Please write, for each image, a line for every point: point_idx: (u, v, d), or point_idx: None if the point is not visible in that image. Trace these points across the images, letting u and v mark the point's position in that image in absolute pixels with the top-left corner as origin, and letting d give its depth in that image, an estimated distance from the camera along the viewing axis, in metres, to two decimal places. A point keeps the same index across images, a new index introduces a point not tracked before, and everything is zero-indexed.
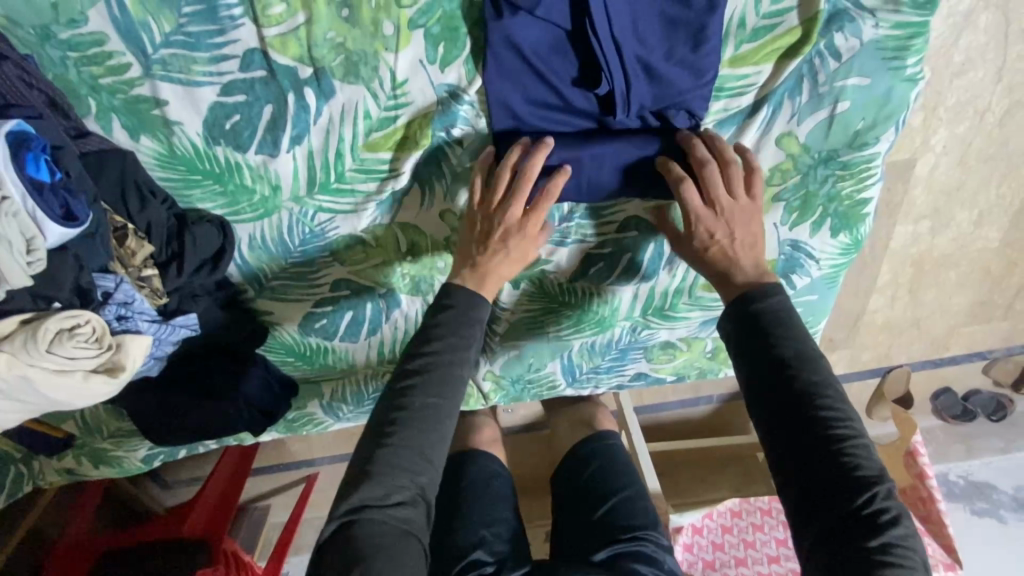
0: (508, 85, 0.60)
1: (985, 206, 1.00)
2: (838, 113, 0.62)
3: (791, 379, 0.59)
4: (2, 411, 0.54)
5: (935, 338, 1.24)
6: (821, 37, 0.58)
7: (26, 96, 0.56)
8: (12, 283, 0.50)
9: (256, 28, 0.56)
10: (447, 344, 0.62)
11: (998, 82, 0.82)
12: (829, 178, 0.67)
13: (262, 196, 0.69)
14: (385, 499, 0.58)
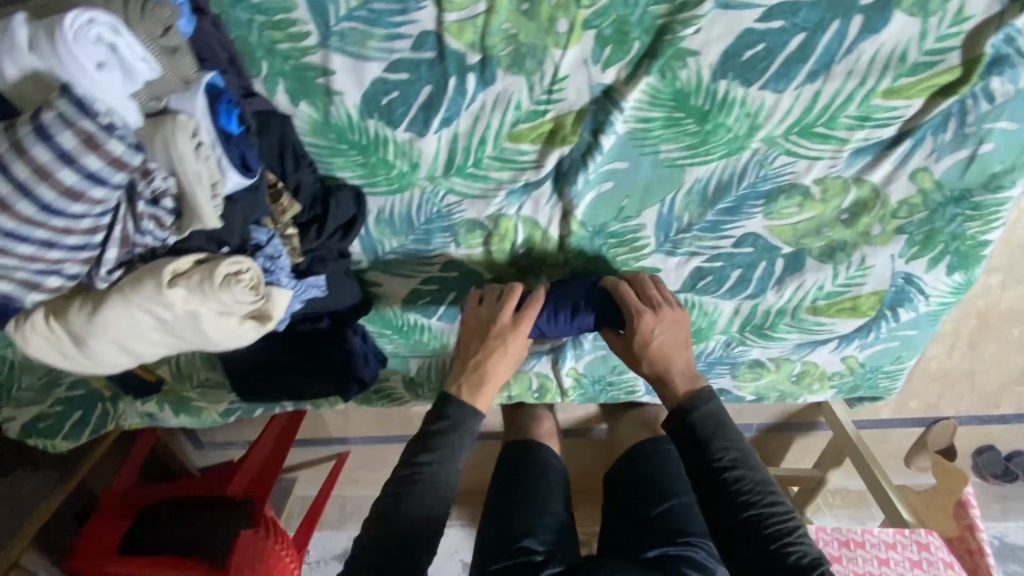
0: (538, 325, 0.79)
1: None
2: (980, 153, 0.64)
3: (733, 489, 0.65)
4: (162, 342, 0.57)
5: (988, 394, 1.23)
6: (979, 79, 0.60)
7: (216, 50, 0.59)
8: (208, 220, 0.53)
9: (437, 12, 0.59)
10: (455, 433, 0.74)
11: None
12: (957, 217, 0.68)
13: (400, 171, 0.72)
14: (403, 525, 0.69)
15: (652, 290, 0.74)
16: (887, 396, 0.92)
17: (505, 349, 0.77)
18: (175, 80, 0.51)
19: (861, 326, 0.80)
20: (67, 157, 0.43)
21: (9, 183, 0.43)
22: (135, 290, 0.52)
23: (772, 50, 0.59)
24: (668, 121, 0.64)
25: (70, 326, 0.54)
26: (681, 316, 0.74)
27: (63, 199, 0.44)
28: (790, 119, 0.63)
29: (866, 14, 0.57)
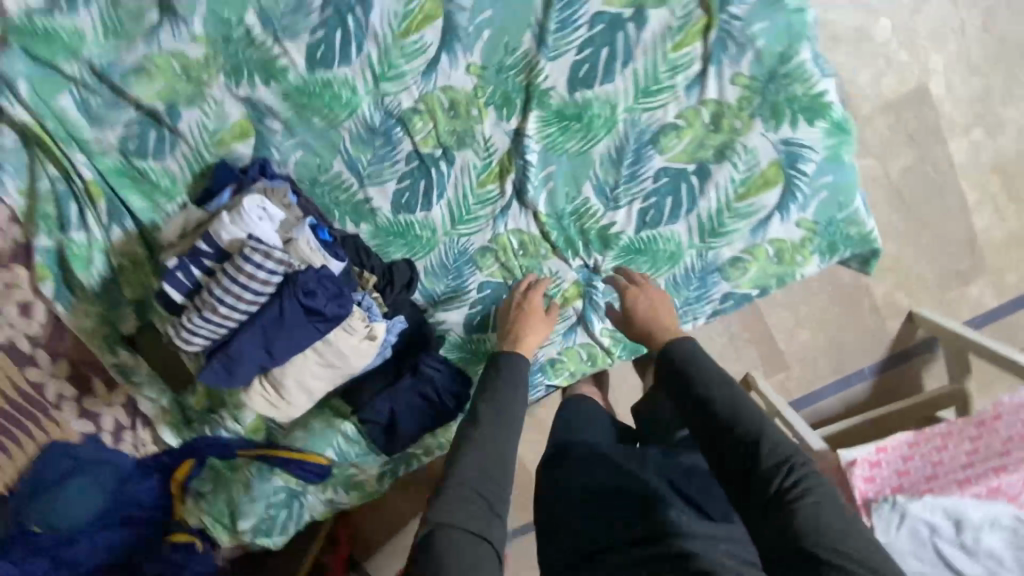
0: (256, 349, 0.89)
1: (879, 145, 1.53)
2: (760, 47, 0.94)
3: (727, 426, 0.74)
4: (326, 371, 0.94)
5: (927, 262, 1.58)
6: (722, 14, 0.94)
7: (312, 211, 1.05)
8: (317, 262, 0.92)
9: (410, 139, 1.05)
10: (482, 409, 0.90)
11: (849, 80, 1.47)
12: (781, 88, 0.96)
13: (428, 238, 1.11)
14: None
15: (646, 291, 1.02)
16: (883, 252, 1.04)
17: (530, 318, 1.06)
18: (293, 219, 0.96)
19: (784, 193, 1.02)
20: (260, 264, 0.85)
21: (239, 287, 0.85)
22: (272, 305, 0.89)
23: (594, 64, 0.98)
24: (561, 129, 1.02)
25: (272, 376, 0.94)
26: (659, 294, 1.02)
27: (263, 284, 0.86)
28: (631, 92, 0.99)
29: (632, 21, 0.95)
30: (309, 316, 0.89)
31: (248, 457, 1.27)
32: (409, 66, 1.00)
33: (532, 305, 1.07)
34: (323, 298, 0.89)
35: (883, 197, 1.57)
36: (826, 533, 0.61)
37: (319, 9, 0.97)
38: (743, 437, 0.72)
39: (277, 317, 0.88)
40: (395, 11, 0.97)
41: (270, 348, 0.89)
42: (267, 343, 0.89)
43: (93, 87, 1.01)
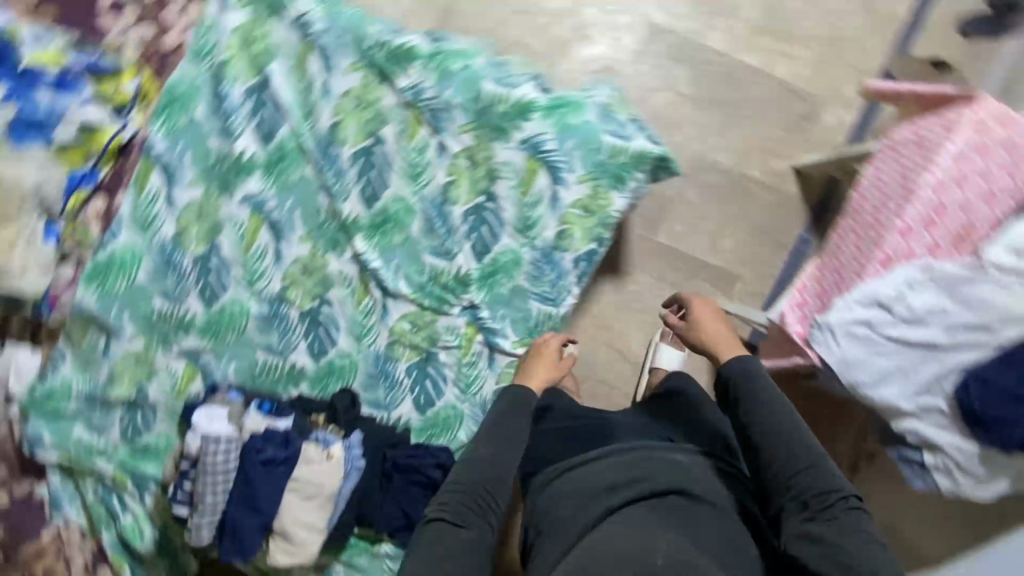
0: (245, 510, 1.17)
1: (657, 81, 1.77)
2: (459, 103, 1.25)
3: (797, 445, 0.90)
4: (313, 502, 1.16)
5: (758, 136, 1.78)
6: (422, 101, 1.26)
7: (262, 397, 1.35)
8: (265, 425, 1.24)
9: (294, 309, 1.35)
10: (493, 433, 1.08)
11: (598, 59, 1.76)
12: (492, 115, 1.25)
13: (349, 364, 1.37)
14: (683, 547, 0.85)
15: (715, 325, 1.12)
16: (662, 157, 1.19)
17: (537, 362, 1.27)
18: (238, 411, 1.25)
19: (551, 172, 1.27)
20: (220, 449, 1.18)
21: (213, 471, 1.17)
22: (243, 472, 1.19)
23: (370, 184, 1.29)
24: (381, 235, 1.31)
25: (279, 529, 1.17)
26: (710, 313, 1.16)
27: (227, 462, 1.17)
28: (407, 183, 1.29)
29: (373, 144, 1.28)
30: (270, 466, 1.18)
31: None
32: (263, 265, 1.33)
33: (541, 352, 1.28)
34: (272, 448, 1.18)
35: (691, 108, 1.79)
36: (854, 559, 0.79)
37: (191, 270, 1.34)
38: (804, 465, 0.88)
39: (248, 478, 1.17)
40: (235, 240, 1.33)
41: (254, 505, 1.17)
42: (251, 501, 1.17)
43: (91, 411, 1.39)
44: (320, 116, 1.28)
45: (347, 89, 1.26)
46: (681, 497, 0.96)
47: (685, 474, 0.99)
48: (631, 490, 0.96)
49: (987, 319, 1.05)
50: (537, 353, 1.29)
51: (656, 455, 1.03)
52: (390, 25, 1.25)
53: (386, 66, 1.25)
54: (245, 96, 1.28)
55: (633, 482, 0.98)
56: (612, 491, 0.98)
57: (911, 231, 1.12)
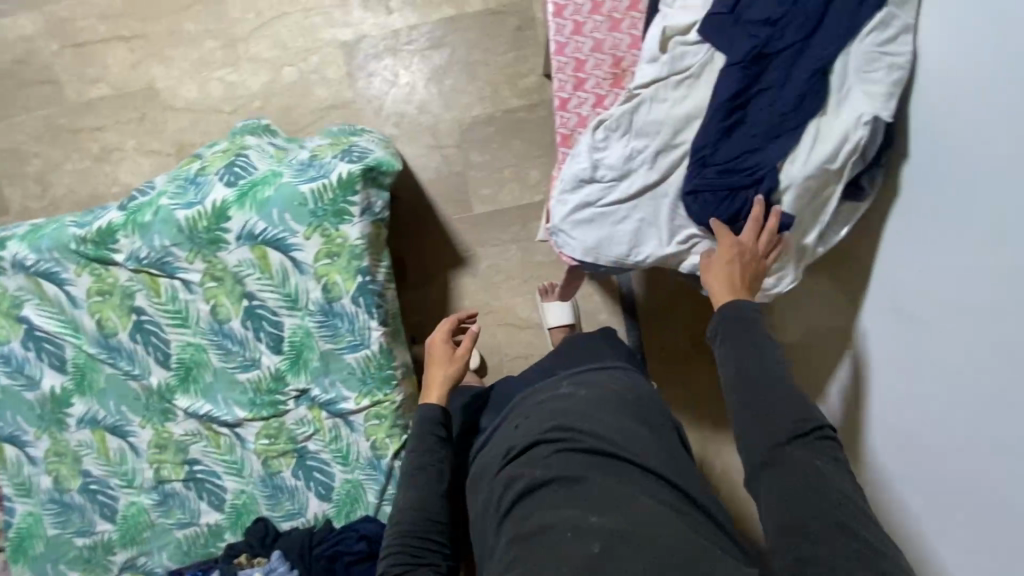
0: None
1: (380, 91, 1.80)
2: (172, 243, 1.33)
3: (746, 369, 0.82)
4: None
5: (495, 73, 1.77)
6: (145, 262, 1.34)
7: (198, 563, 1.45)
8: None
9: (175, 481, 1.45)
10: (411, 470, 1.09)
11: (322, 102, 1.81)
12: (204, 234, 1.32)
13: (247, 496, 1.45)
14: (614, 505, 0.89)
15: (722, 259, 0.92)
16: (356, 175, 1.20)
17: (434, 366, 1.19)
18: None
19: (279, 246, 1.32)
20: None
21: None
22: None
23: (157, 349, 1.38)
24: (195, 381, 1.40)
25: None
26: (728, 255, 0.92)
27: None
28: (185, 330, 1.38)
29: (138, 317, 1.37)
30: None
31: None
32: (130, 463, 1.44)
33: (435, 351, 1.20)
34: None
35: (425, 86, 1.80)
36: (794, 480, 0.72)
37: (83, 501, 1.47)
38: (752, 371, 0.81)
39: None
40: (97, 458, 1.45)
41: None
42: None
43: None
44: (86, 324, 1.38)
45: (88, 289, 1.37)
46: (588, 455, 0.99)
47: (585, 407, 1.11)
48: (554, 452, 1.02)
49: (669, 134, 0.99)
50: (432, 353, 1.20)
51: (551, 396, 1.18)
52: (84, 219, 1.36)
53: (100, 253, 1.34)
54: (26, 347, 1.40)
55: (550, 440, 1.04)
56: (539, 458, 1.02)
57: (569, 100, 1.08)
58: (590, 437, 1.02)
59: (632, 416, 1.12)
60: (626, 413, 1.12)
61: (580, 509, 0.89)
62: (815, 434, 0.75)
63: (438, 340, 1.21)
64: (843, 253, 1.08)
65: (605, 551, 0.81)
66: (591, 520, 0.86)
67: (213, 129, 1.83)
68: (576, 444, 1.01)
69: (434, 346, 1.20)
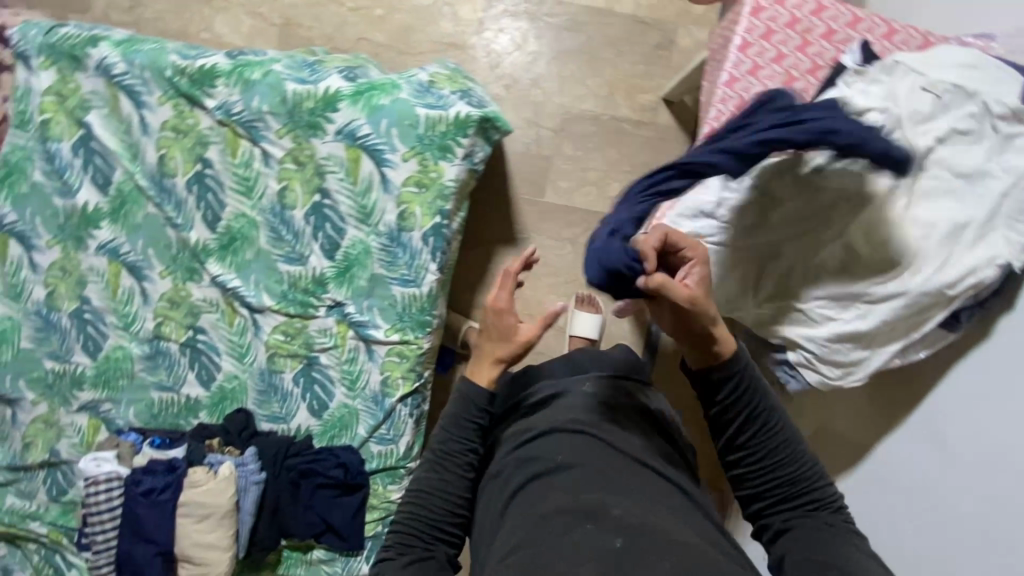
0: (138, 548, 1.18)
1: (506, 47, 1.77)
2: (267, 109, 1.27)
3: (773, 427, 0.84)
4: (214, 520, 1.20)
5: (624, 72, 1.76)
6: (234, 118, 1.28)
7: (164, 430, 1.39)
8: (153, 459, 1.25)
9: (173, 342, 1.39)
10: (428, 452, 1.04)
11: (448, 32, 1.77)
12: (303, 114, 1.27)
13: (239, 384, 1.40)
14: (635, 504, 0.86)
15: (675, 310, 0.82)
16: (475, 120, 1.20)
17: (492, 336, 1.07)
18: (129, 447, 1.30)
19: (373, 156, 1.28)
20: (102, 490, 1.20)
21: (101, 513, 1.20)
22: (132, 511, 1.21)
23: (209, 207, 1.32)
24: (235, 253, 1.34)
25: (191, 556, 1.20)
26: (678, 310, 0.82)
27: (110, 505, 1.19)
28: (245, 199, 1.32)
29: (204, 168, 1.31)
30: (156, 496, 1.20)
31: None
32: (134, 307, 1.38)
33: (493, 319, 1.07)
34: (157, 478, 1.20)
35: (552, 56, 1.77)
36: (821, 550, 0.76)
37: (70, 326, 1.39)
38: (781, 433, 0.84)
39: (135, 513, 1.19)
40: (101, 289, 1.38)
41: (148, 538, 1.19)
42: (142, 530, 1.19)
43: (16, 478, 1.46)
44: (146, 155, 1.32)
45: (163, 121, 1.30)
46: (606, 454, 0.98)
47: (604, 412, 1.09)
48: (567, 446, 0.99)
49: None
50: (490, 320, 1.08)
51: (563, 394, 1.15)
52: (187, 51, 1.29)
53: (192, 91, 1.28)
54: (74, 152, 1.32)
55: (562, 434, 1.02)
56: (549, 450, 1.00)
57: (719, 132, 1.08)
58: (605, 439, 1.01)
59: (644, 423, 1.11)
60: (641, 425, 1.11)
61: (595, 497, 0.86)
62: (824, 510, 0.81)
63: (498, 307, 1.07)
64: (902, 379, 1.09)
65: (629, 546, 0.76)
66: (613, 513, 0.83)
67: (327, 18, 1.77)
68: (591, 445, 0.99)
69: (492, 311, 1.07)
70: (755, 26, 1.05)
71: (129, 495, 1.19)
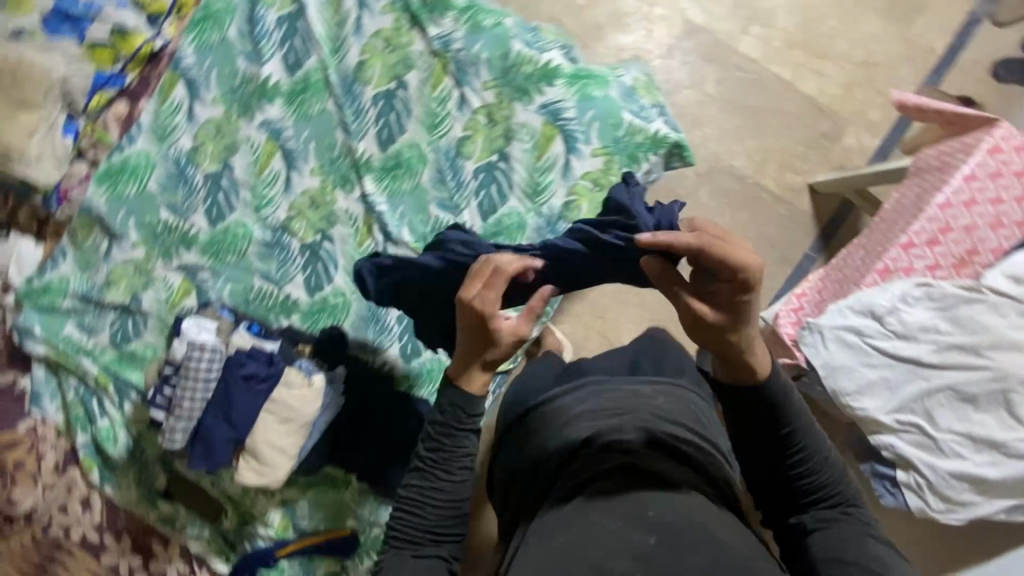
0: (216, 429, 1.17)
1: (688, 78, 1.77)
2: (485, 57, 1.27)
3: (791, 443, 0.84)
4: (294, 427, 1.18)
5: (788, 145, 1.77)
6: (449, 54, 1.28)
7: (257, 317, 1.35)
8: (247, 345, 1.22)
9: (296, 239, 1.35)
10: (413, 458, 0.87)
11: (640, 43, 1.76)
12: (518, 75, 1.27)
13: (343, 302, 1.36)
14: (670, 498, 0.78)
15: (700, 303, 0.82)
16: (681, 143, 1.21)
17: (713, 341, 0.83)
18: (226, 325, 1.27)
19: (566, 140, 1.27)
20: (194, 359, 1.19)
21: (184, 384, 1.18)
22: (216, 391, 1.19)
23: (387, 125, 1.31)
24: (395, 178, 1.32)
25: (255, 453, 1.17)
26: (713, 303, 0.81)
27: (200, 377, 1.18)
28: (425, 132, 1.31)
29: (399, 88, 1.29)
30: (245, 384, 1.17)
31: (286, 556, 1.43)
32: (273, 192, 1.35)
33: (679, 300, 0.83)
34: (253, 366, 1.19)
35: (728, 103, 1.77)
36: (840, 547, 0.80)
37: (202, 185, 1.36)
38: (800, 449, 0.84)
39: (221, 394, 1.18)
40: (247, 162, 1.35)
41: (226, 421, 1.18)
42: (220, 412, 1.18)
43: (84, 310, 1.41)
44: (348, 53, 1.30)
45: (379, 30, 1.29)
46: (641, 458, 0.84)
47: (648, 408, 0.95)
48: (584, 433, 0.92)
49: (984, 342, 1.06)
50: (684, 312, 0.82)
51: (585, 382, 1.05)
52: None
53: (419, 14, 1.28)
54: (279, 25, 1.31)
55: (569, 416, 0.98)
56: (561, 435, 0.94)
57: (914, 247, 1.12)
58: (640, 430, 0.89)
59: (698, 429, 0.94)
60: (692, 424, 0.94)
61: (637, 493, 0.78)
62: (835, 510, 0.83)
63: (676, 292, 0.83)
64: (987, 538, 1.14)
65: (662, 545, 0.70)
66: (649, 514, 0.75)
67: None
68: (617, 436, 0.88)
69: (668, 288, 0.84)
70: (985, 164, 1.10)
71: (228, 375, 1.18)
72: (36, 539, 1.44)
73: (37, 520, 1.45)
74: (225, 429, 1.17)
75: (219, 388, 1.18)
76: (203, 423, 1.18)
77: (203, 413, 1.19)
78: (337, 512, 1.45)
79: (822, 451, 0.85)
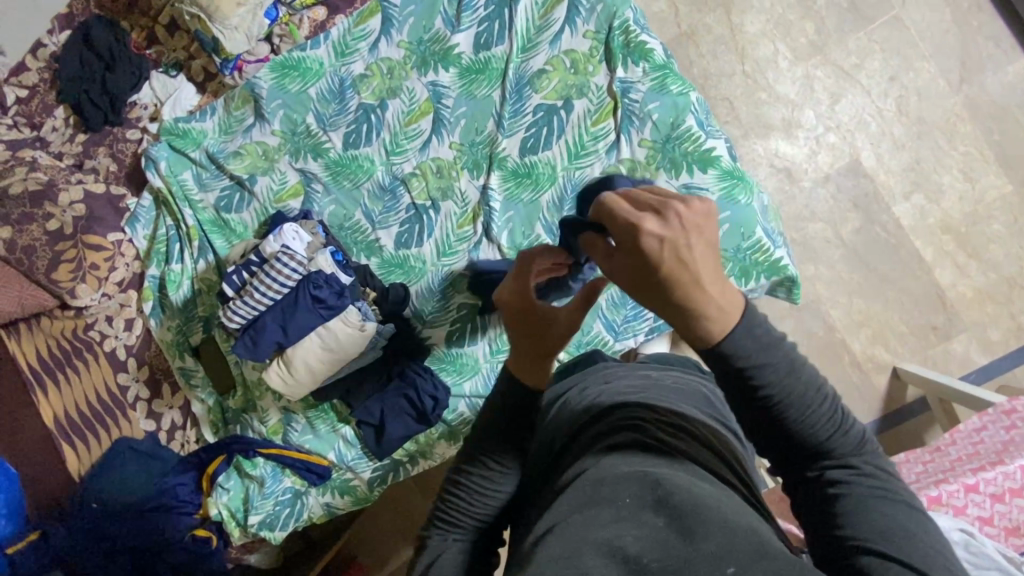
0: (271, 329, 1.29)
1: (829, 215, 1.72)
2: (655, 118, 1.29)
3: (781, 415, 0.62)
4: (333, 358, 1.30)
5: (896, 322, 1.69)
6: (623, 99, 1.31)
7: (343, 247, 1.42)
8: (325, 269, 1.32)
9: (408, 194, 1.41)
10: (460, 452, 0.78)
11: (798, 160, 1.73)
12: (677, 147, 1.28)
13: (420, 268, 1.40)
14: (697, 484, 0.60)
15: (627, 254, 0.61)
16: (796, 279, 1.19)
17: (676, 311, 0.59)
18: (317, 243, 1.36)
19: None
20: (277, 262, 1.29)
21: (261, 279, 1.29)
22: (286, 298, 1.30)
23: (536, 134, 1.34)
24: (519, 184, 1.35)
25: (292, 365, 1.29)
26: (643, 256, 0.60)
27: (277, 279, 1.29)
28: (565, 157, 1.33)
29: (562, 109, 1.34)
30: (312, 303, 1.29)
31: (265, 455, 1.46)
32: (410, 145, 1.42)
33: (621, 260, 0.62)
34: (326, 291, 1.30)
35: (855, 255, 1.71)
36: (875, 526, 0.57)
37: (353, 110, 1.44)
38: (805, 398, 0.61)
39: (289, 301, 1.29)
40: (401, 109, 1.42)
41: (281, 327, 1.29)
42: (282, 315, 1.29)
43: (206, 167, 1.52)
44: (535, 57, 1.36)
45: (572, 49, 1.34)
46: (630, 449, 0.66)
47: (657, 389, 0.80)
48: (589, 403, 0.79)
49: None
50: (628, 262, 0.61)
51: (596, 369, 0.92)
52: (641, 18, 1.33)
53: (616, 51, 1.32)
54: (486, 7, 1.39)
55: (575, 392, 0.85)
56: (571, 407, 0.81)
57: (973, 489, 1.10)
58: (653, 408, 0.73)
59: (715, 422, 0.78)
60: (707, 413, 0.79)
61: (634, 469, 0.61)
62: (849, 472, 0.61)
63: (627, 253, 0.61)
64: None
65: (673, 528, 0.53)
66: (660, 492, 0.57)
67: (721, 62, 1.76)
68: (621, 412, 0.72)
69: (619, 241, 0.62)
70: None
71: (301, 290, 1.29)
72: (76, 332, 1.52)
73: (86, 316, 1.53)
74: (278, 333, 1.29)
75: (289, 296, 1.30)
76: (263, 318, 1.29)
77: (266, 310, 1.30)
78: (325, 441, 1.48)
79: (819, 400, 0.61)
